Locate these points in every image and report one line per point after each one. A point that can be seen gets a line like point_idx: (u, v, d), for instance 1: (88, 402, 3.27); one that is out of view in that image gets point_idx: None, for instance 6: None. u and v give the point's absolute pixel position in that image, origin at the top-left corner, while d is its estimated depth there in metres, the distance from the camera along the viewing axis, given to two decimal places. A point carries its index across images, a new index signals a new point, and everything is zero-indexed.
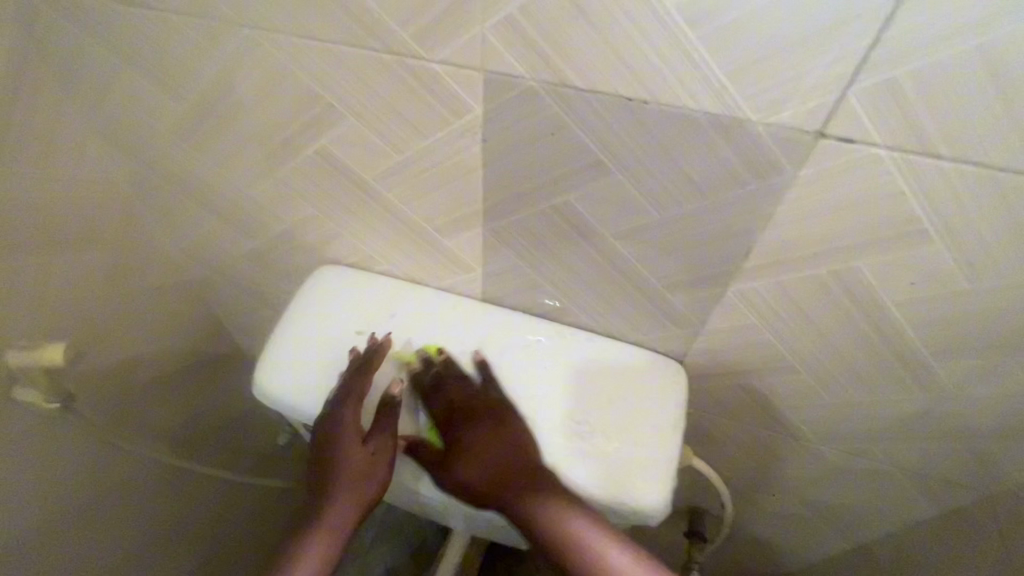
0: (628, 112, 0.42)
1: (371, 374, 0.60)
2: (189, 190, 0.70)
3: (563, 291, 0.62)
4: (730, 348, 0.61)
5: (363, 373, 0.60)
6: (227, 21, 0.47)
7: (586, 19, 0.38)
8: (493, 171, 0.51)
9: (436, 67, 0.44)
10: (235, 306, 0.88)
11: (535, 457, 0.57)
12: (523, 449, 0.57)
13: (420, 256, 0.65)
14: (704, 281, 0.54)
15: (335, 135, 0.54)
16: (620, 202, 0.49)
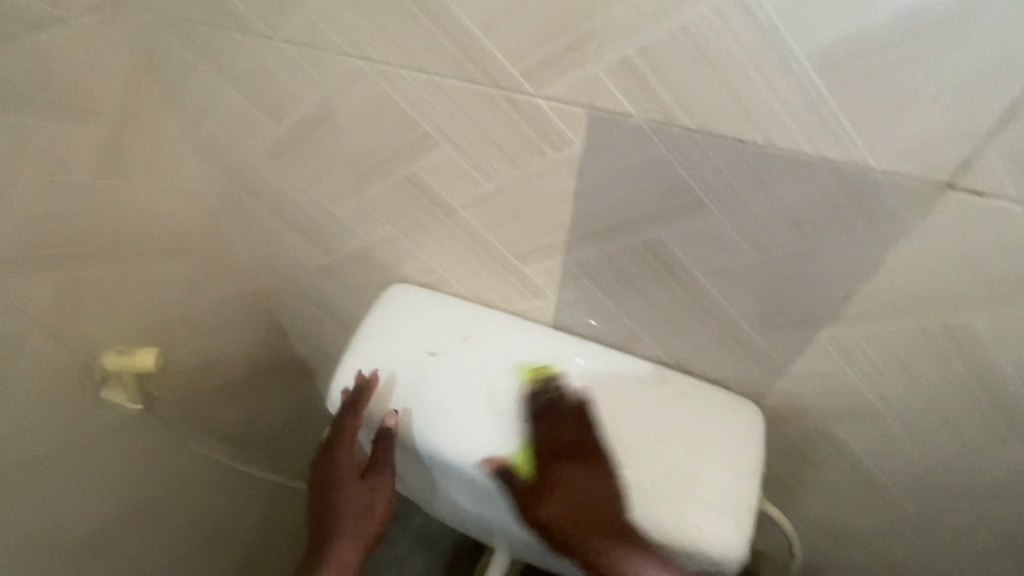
0: (739, 155, 0.41)
1: (359, 413, 0.64)
2: (272, 206, 0.72)
3: (639, 323, 0.61)
4: (814, 391, 0.59)
5: (353, 412, 0.64)
6: (339, 52, 0.49)
7: (708, 64, 0.38)
8: (584, 205, 0.52)
9: (541, 102, 0.45)
10: (303, 316, 0.90)
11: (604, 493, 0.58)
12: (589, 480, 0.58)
13: (495, 279, 0.66)
14: (795, 321, 0.53)
15: (426, 162, 0.55)
16: (717, 242, 0.48)
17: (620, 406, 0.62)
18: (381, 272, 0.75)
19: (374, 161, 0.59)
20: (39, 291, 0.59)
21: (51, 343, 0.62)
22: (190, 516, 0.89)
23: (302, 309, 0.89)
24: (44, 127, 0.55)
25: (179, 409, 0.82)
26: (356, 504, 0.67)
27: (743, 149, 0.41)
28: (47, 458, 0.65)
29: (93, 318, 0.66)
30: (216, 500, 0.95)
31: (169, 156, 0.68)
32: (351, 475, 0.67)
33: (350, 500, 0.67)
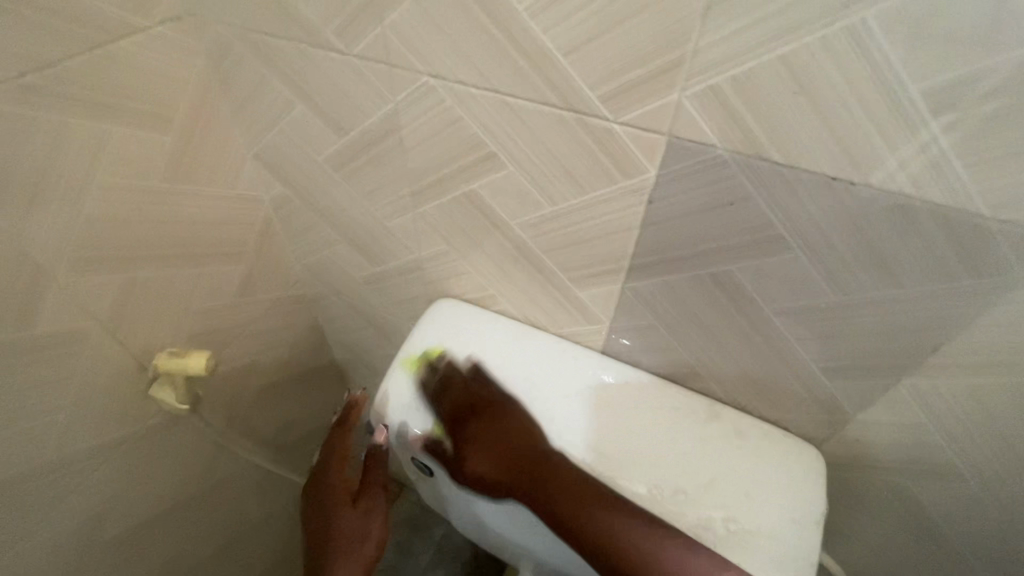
0: (830, 191, 0.39)
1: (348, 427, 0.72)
2: (327, 215, 0.73)
3: (696, 356, 0.59)
4: (884, 442, 0.55)
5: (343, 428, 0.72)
6: (412, 70, 0.49)
7: (806, 97, 0.36)
8: (650, 234, 0.50)
9: (616, 127, 0.43)
10: (347, 322, 0.91)
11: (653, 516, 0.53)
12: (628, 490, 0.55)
13: (546, 301, 0.64)
14: (870, 366, 0.49)
15: (488, 182, 0.55)
16: (792, 277, 0.46)
17: (671, 433, 0.59)
18: (429, 286, 0.74)
19: (434, 176, 0.58)
20: (102, 295, 0.62)
21: (109, 344, 0.65)
22: (222, 514, 0.91)
23: (348, 315, 0.90)
24: (117, 132, 0.56)
25: (224, 413, 0.83)
26: (351, 526, 0.68)
27: (835, 186, 0.39)
28: (97, 454, 0.68)
29: (149, 319, 0.67)
30: (250, 503, 0.96)
31: (232, 161, 0.69)
32: (342, 498, 0.70)
33: (346, 521, 0.69)
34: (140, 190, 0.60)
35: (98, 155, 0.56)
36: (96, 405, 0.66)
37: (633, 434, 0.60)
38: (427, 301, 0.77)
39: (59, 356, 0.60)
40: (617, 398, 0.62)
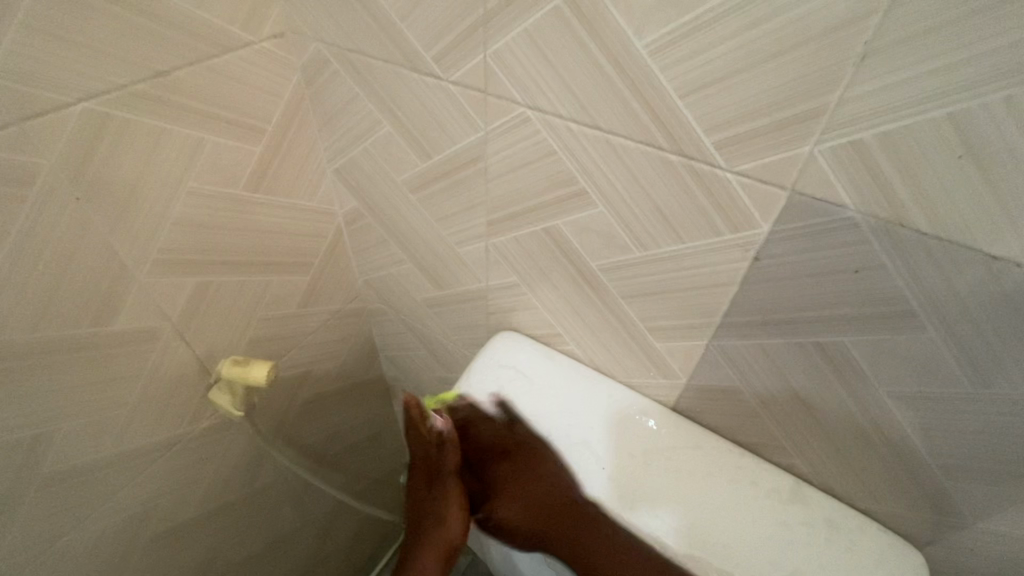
0: (987, 272, 0.34)
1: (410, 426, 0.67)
2: (398, 235, 0.72)
3: (782, 429, 0.53)
4: (1007, 559, 0.47)
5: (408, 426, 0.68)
6: (508, 100, 0.47)
7: (972, 162, 0.31)
8: (749, 293, 0.45)
9: (729, 176, 0.40)
10: (403, 342, 0.90)
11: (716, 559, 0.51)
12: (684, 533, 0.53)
13: (618, 347, 0.60)
14: (1003, 472, 0.42)
15: (574, 220, 0.52)
16: (919, 361, 0.40)
17: (749, 508, 0.53)
18: (492, 316, 0.72)
19: (515, 207, 0.56)
20: (177, 295, 0.62)
21: (177, 345, 0.65)
22: (257, 521, 0.90)
23: (404, 334, 0.89)
24: (212, 141, 0.57)
25: (274, 421, 0.83)
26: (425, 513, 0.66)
27: (994, 268, 0.33)
28: (150, 450, 0.69)
29: (217, 321, 0.68)
30: (286, 511, 0.95)
31: (313, 175, 0.70)
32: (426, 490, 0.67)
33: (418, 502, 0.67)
34: (226, 199, 0.61)
35: (191, 163, 0.57)
36: (156, 405, 0.66)
37: (704, 502, 0.54)
38: (489, 331, 0.74)
39: (131, 353, 0.61)
40: (685, 459, 0.57)
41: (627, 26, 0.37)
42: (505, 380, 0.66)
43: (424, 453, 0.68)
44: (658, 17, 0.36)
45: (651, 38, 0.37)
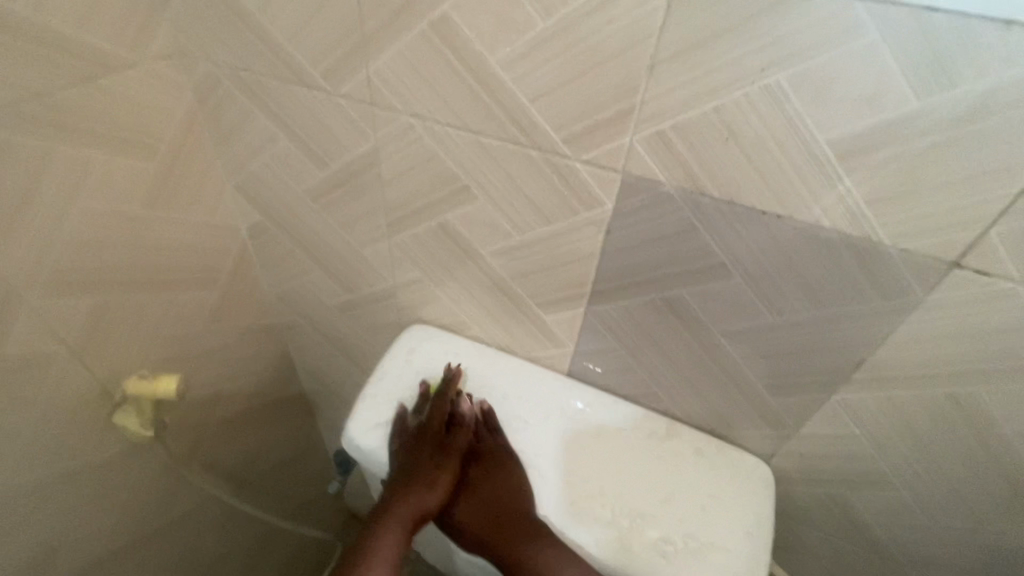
0: (762, 225, 0.45)
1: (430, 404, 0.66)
2: (304, 243, 0.76)
3: (653, 377, 0.63)
4: (824, 454, 0.60)
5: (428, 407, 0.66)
6: (392, 110, 0.54)
7: (736, 141, 0.41)
8: (608, 261, 0.55)
9: (577, 165, 0.49)
10: (320, 350, 0.93)
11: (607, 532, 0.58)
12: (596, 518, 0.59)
13: (515, 326, 0.68)
14: (806, 384, 0.55)
15: (462, 213, 0.59)
16: (735, 303, 0.51)
17: (633, 457, 0.63)
18: (401, 313, 0.77)
19: (410, 207, 0.62)
20: (74, 315, 0.61)
21: (78, 369, 0.64)
22: (177, 551, 0.87)
23: (319, 343, 0.91)
24: (102, 159, 0.58)
25: (187, 443, 0.82)
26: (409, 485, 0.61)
27: (765, 220, 0.44)
28: (53, 483, 0.65)
29: (118, 341, 0.67)
30: (209, 538, 0.92)
31: (212, 191, 0.72)
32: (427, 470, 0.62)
33: (401, 478, 0.62)
34: (118, 216, 0.62)
35: (81, 179, 0.57)
36: (58, 433, 0.64)
37: (597, 463, 0.63)
38: (400, 328, 0.79)
39: (26, 379, 0.59)
40: (581, 424, 0.65)
41: (480, 45, 0.45)
42: (419, 375, 0.69)
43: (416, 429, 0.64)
44: (502, 38, 0.44)
45: (500, 55, 0.45)
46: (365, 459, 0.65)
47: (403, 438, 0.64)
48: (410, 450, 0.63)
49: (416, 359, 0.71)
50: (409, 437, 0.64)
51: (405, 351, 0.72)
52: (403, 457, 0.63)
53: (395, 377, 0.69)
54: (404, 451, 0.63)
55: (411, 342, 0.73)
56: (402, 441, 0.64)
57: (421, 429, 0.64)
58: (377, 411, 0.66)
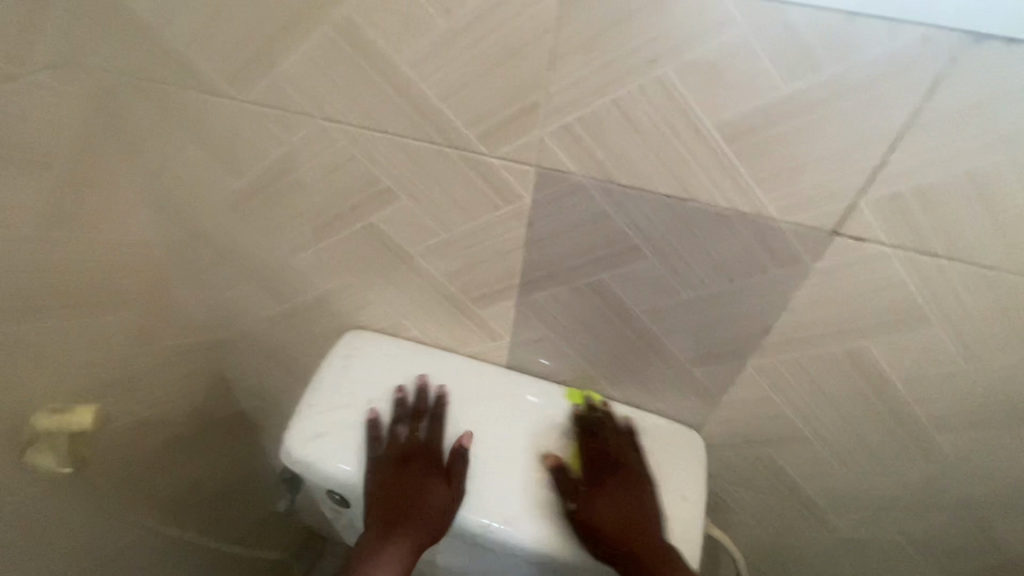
0: (668, 208, 0.48)
1: (412, 420, 0.65)
2: (228, 255, 0.73)
3: (587, 361, 0.66)
4: (746, 418, 0.64)
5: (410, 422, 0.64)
6: (305, 114, 0.53)
7: (636, 130, 0.44)
8: (533, 252, 0.57)
9: (493, 160, 0.50)
10: (256, 365, 0.90)
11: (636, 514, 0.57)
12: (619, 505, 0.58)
13: (452, 324, 0.69)
14: (724, 354, 0.59)
15: (388, 214, 0.59)
16: (653, 283, 0.54)
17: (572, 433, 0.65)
18: (337, 319, 0.76)
19: (335, 210, 0.62)
20: None
21: None
22: None
23: (255, 357, 0.88)
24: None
25: (115, 477, 0.76)
26: (410, 498, 0.59)
27: (670, 203, 0.47)
28: None
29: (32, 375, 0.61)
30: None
31: (120, 205, 0.68)
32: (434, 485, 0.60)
33: (397, 492, 0.60)
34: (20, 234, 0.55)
35: None
36: None
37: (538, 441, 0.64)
38: (336, 336, 0.78)
39: None
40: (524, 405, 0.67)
41: (388, 46, 0.45)
42: (359, 381, 0.68)
43: (400, 443, 0.63)
44: (407, 38, 0.44)
45: (407, 54, 0.45)
46: (308, 472, 0.63)
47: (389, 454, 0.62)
48: (403, 463, 0.62)
49: (354, 365, 0.70)
50: (400, 449, 0.62)
51: (344, 357, 0.71)
52: (394, 468, 0.61)
53: (335, 384, 0.68)
54: (397, 463, 0.61)
55: (348, 349, 0.71)
56: (382, 453, 0.62)
57: (413, 443, 0.63)
58: (317, 421, 0.65)
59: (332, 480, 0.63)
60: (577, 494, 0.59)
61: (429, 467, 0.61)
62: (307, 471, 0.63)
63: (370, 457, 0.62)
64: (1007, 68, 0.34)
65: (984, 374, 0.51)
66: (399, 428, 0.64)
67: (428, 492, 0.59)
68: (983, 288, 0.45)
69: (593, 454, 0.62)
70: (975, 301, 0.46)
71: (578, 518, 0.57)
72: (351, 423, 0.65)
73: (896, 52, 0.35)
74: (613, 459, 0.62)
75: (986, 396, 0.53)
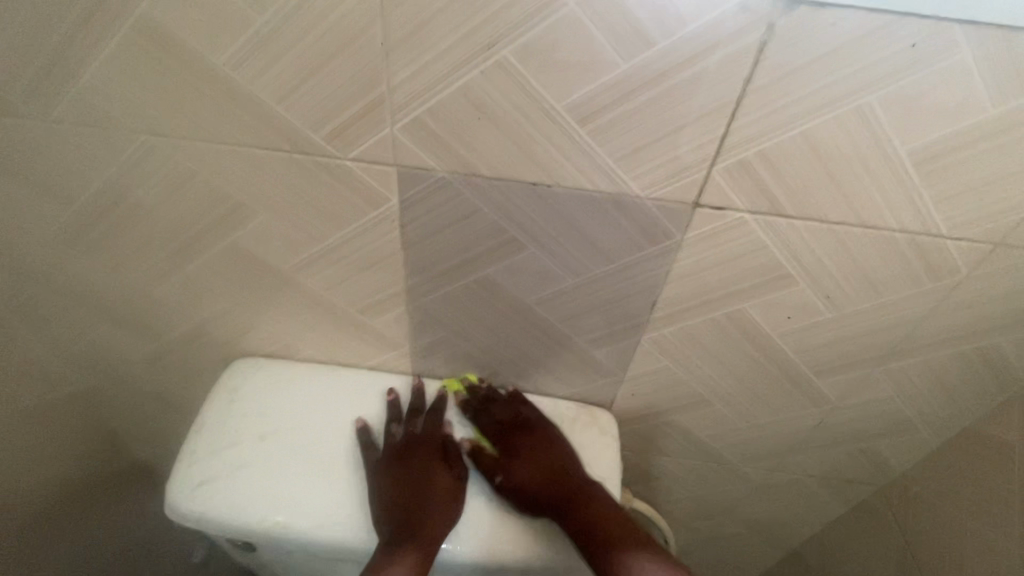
0: (537, 196, 0.47)
1: (412, 418, 0.64)
2: (75, 296, 0.64)
3: (491, 357, 0.64)
4: (651, 390, 0.66)
5: (410, 421, 0.64)
6: (126, 129, 0.47)
7: (488, 119, 0.42)
8: (412, 255, 0.54)
9: (348, 163, 0.47)
10: (140, 411, 0.81)
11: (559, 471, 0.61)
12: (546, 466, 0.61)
13: (345, 338, 0.65)
14: (620, 332, 0.59)
15: (249, 231, 0.54)
16: (539, 272, 0.53)
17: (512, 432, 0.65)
18: (219, 350, 0.69)
19: (190, 232, 0.55)
20: None
21: None
22: None
23: (134, 404, 0.79)
24: None
25: None
26: (418, 493, 0.59)
27: (539, 190, 0.46)
28: None
29: None
30: None
31: None
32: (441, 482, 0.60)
33: (404, 491, 0.59)
34: None
35: None
36: None
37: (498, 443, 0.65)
38: (222, 369, 0.71)
39: None
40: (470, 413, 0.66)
41: (203, 47, 0.41)
42: (249, 413, 0.63)
43: (399, 442, 0.62)
44: (224, 37, 0.40)
45: (227, 55, 0.41)
46: (199, 523, 0.57)
47: (389, 455, 0.61)
48: (402, 460, 0.61)
49: (240, 399, 0.64)
50: (401, 446, 0.61)
51: (230, 390, 0.65)
52: (394, 467, 0.60)
53: (221, 423, 0.62)
54: (397, 462, 0.61)
55: (234, 381, 0.65)
56: (380, 454, 0.61)
57: (411, 439, 0.62)
58: (208, 466, 0.59)
59: (228, 528, 0.57)
60: (498, 467, 0.61)
61: (429, 459, 0.62)
62: (201, 522, 0.57)
63: (366, 461, 0.60)
64: (820, 32, 0.35)
65: (848, 321, 0.55)
66: (395, 428, 0.63)
67: (434, 486, 0.60)
68: (833, 243, 0.48)
69: (498, 429, 0.64)
70: (831, 253, 0.49)
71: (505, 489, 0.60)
72: (244, 462, 0.59)
73: (721, 22, 0.35)
74: (517, 427, 0.64)
75: (854, 339, 0.56)
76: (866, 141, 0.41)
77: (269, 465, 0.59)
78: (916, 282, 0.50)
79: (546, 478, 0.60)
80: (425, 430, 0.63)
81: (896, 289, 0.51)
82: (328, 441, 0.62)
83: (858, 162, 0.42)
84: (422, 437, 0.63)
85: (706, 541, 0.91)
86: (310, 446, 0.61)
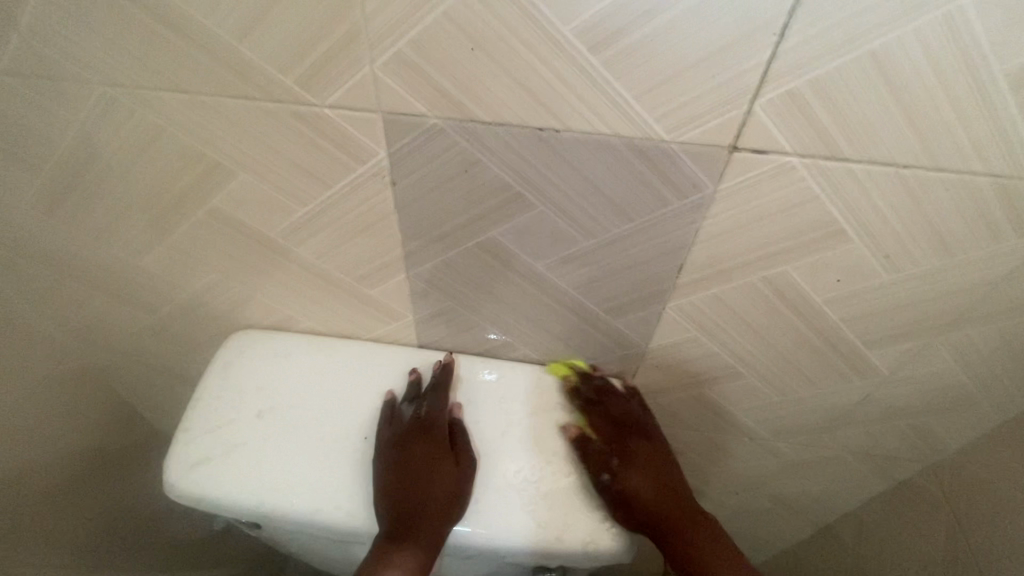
0: (542, 143, 0.40)
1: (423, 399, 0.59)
2: (65, 268, 0.61)
3: (500, 327, 0.59)
4: (676, 362, 0.60)
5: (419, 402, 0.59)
6: (82, 81, 0.42)
7: (481, 51, 0.35)
8: (407, 217, 0.48)
9: (325, 112, 0.41)
10: (149, 383, 0.79)
11: (668, 483, 0.57)
12: (660, 478, 0.57)
13: (344, 309, 0.61)
14: (642, 300, 0.53)
15: (230, 194, 0.49)
16: (549, 233, 0.47)
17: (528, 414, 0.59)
18: (217, 322, 0.66)
19: (169, 196, 0.51)
20: None
21: None
22: None
23: (144, 376, 0.77)
24: None
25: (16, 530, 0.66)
26: (418, 483, 0.54)
27: (545, 137, 0.40)
28: None
29: None
30: None
31: None
32: (444, 470, 0.54)
33: (405, 476, 0.54)
34: None
35: None
36: None
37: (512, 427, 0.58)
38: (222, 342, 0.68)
39: None
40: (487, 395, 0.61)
41: None
42: (248, 390, 0.60)
43: (406, 423, 0.57)
44: None
45: None
46: (198, 503, 0.55)
47: (394, 439, 0.57)
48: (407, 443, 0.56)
49: (237, 375, 0.60)
50: (407, 428, 0.57)
51: (229, 364, 0.62)
52: (400, 451, 0.56)
53: (219, 400, 0.59)
54: (401, 445, 0.56)
55: (231, 355, 0.62)
56: (387, 435, 0.57)
57: (418, 420, 0.57)
58: (204, 444, 0.56)
59: (227, 508, 0.55)
60: (608, 464, 0.56)
61: (434, 446, 0.56)
62: (201, 502, 0.55)
63: (372, 444, 0.57)
64: None
65: (909, 283, 0.47)
66: (405, 409, 0.59)
67: (436, 474, 0.54)
68: (899, 191, 0.40)
69: (609, 428, 0.58)
70: (894, 204, 0.41)
71: (613, 489, 0.54)
72: (241, 439, 0.57)
73: None
74: (632, 430, 0.59)
75: (913, 304, 0.49)
76: (950, 62, 0.33)
77: (267, 445, 0.56)
78: (995, 237, 0.42)
79: (656, 491, 0.56)
80: (432, 413, 0.58)
81: (971, 246, 0.43)
82: (330, 418, 0.58)
83: (936, 90, 0.34)
84: (430, 420, 0.57)
85: (734, 515, 0.87)
86: (311, 423, 0.58)
